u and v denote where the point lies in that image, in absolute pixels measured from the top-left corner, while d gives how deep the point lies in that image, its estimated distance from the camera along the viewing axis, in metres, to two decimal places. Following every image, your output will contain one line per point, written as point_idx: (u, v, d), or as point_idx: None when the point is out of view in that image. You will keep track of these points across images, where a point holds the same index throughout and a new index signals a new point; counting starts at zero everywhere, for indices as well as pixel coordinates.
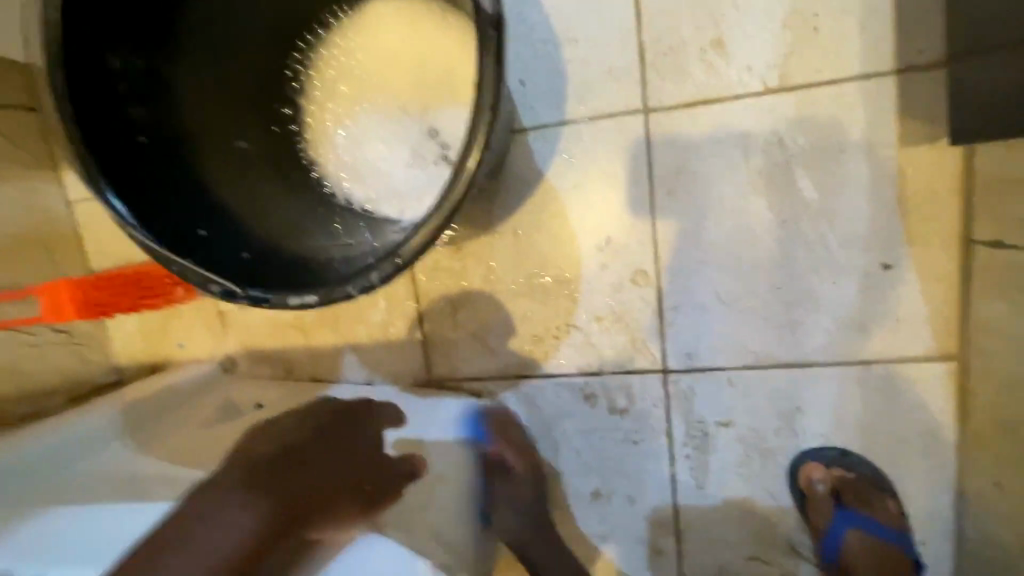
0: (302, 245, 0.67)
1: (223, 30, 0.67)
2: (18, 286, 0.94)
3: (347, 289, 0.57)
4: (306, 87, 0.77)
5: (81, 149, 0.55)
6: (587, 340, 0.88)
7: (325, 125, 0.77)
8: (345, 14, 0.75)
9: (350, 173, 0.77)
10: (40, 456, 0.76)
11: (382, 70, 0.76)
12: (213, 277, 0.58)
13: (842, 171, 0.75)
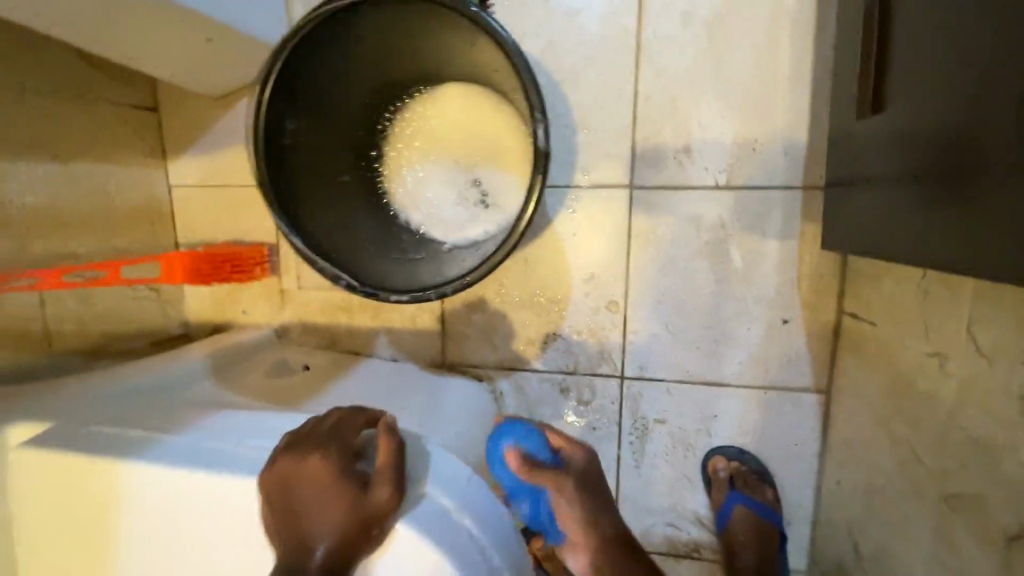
0: (386, 259, 0.98)
1: (348, 105, 0.98)
2: (127, 249, 1.18)
3: (427, 293, 0.88)
4: (391, 137, 1.04)
5: (267, 185, 0.87)
6: (568, 347, 1.17)
7: (398, 166, 1.05)
8: (424, 90, 1.02)
9: (412, 204, 1.05)
10: (158, 380, 0.99)
11: (445, 133, 1.04)
12: (341, 274, 0.90)
13: (762, 251, 1.06)
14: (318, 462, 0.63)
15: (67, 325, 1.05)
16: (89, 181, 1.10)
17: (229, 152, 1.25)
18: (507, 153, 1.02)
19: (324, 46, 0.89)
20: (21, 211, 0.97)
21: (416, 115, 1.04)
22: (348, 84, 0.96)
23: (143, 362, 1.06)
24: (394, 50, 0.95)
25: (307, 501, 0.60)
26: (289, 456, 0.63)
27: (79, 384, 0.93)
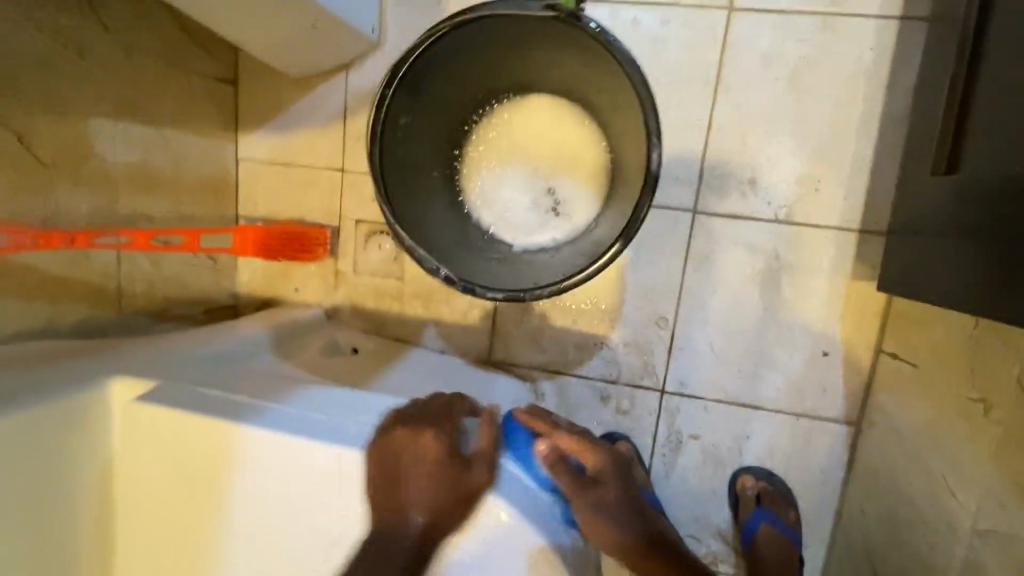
0: (463, 252, 1.01)
1: (449, 101, 1.00)
2: (195, 216, 1.20)
3: (521, 293, 0.87)
4: (475, 139, 1.08)
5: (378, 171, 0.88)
6: (613, 357, 1.22)
7: (478, 165, 1.09)
8: (513, 97, 1.06)
9: (486, 202, 1.10)
10: (231, 349, 1.01)
11: (530, 140, 1.09)
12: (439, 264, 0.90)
13: (811, 285, 1.11)
14: (428, 441, 0.72)
15: (137, 285, 1.07)
16: (171, 147, 1.12)
17: (302, 133, 1.28)
18: (585, 166, 1.07)
19: (455, 46, 0.90)
20: (111, 169, 0.99)
21: (503, 120, 1.08)
22: (457, 84, 0.98)
23: (202, 332, 1.06)
24: (505, 56, 0.97)
25: (415, 477, 0.68)
26: (401, 433, 0.72)
27: (147, 344, 0.94)
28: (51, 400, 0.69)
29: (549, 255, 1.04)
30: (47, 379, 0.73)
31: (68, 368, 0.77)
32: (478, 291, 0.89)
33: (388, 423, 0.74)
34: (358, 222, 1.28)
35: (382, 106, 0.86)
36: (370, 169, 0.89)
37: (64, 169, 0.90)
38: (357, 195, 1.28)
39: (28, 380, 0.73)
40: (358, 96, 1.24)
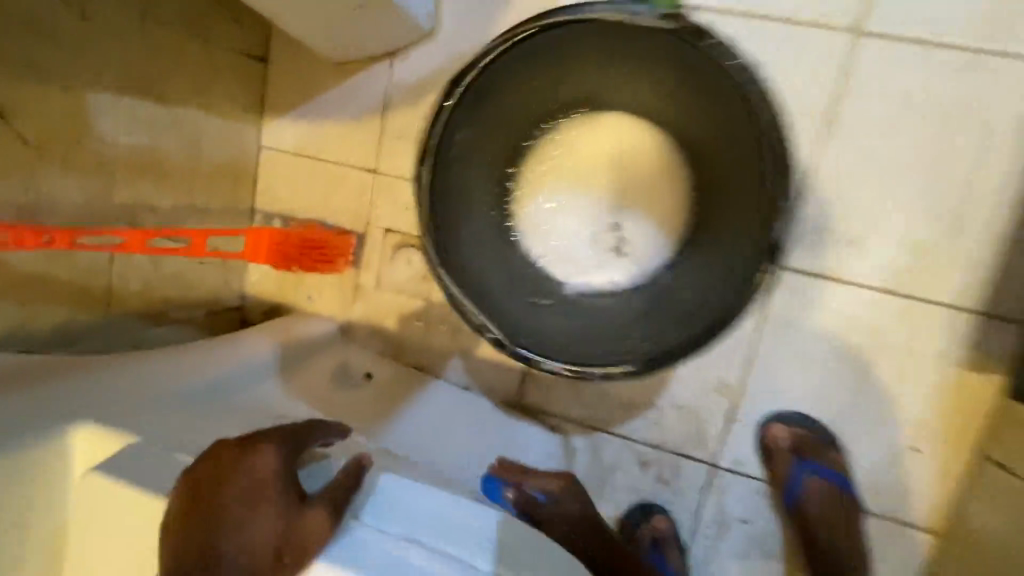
0: (513, 296, 0.81)
1: (515, 112, 0.80)
2: (206, 208, 1.06)
3: (590, 371, 0.69)
4: (533, 156, 0.90)
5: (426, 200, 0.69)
6: (661, 419, 1.07)
7: (534, 188, 0.93)
8: (584, 113, 0.89)
9: (540, 231, 0.93)
10: (226, 377, 0.87)
11: (597, 165, 0.93)
12: (490, 324, 0.71)
13: (906, 369, 0.95)
14: (228, 453, 0.58)
15: (130, 284, 0.93)
16: (184, 129, 0.97)
17: (335, 125, 1.13)
18: (658, 202, 0.91)
19: (539, 53, 0.72)
20: (110, 151, 0.85)
21: (567, 138, 0.91)
22: (532, 92, 0.79)
23: (195, 349, 0.92)
24: (596, 68, 0.79)
25: (244, 508, 0.54)
26: (228, 451, 0.58)
27: (129, 364, 0.79)
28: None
29: (615, 308, 0.85)
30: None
31: (28, 398, 0.64)
32: (535, 364, 0.69)
33: (220, 441, 0.60)
34: (387, 232, 1.14)
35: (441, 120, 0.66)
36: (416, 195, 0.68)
37: (52, 149, 0.76)
38: (389, 202, 1.13)
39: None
40: (402, 90, 1.09)
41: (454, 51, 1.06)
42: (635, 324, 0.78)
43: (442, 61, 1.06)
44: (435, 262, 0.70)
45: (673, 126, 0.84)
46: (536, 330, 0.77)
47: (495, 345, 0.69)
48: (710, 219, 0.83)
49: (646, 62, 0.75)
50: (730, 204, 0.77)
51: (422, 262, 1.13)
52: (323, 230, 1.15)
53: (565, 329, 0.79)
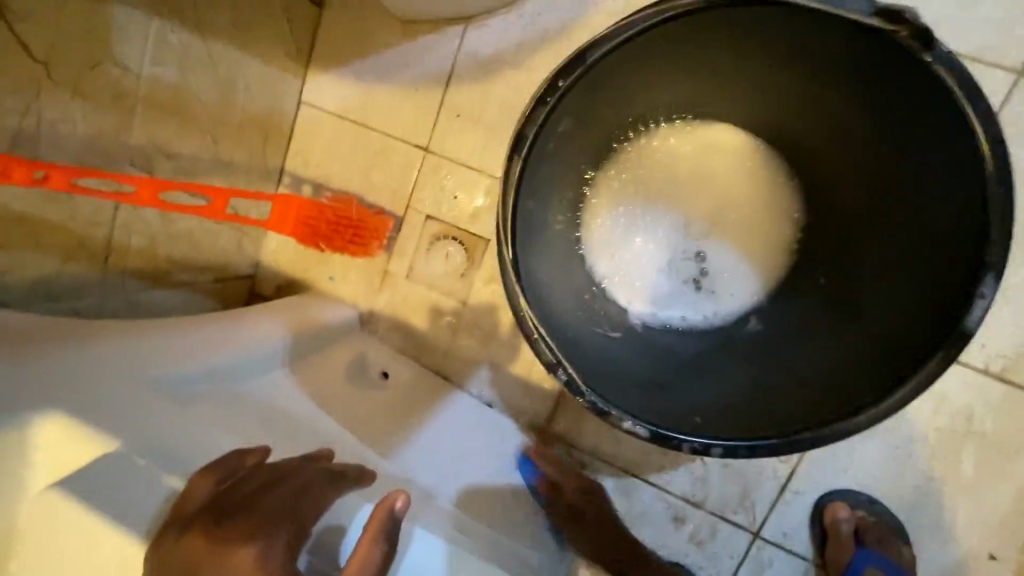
0: (581, 325, 0.66)
1: (622, 105, 0.65)
2: (230, 162, 0.93)
3: (682, 440, 0.53)
4: (619, 161, 0.75)
5: (513, 189, 0.52)
6: (705, 474, 0.95)
7: (613, 198, 0.78)
8: (690, 120, 0.74)
9: (610, 248, 0.78)
10: (225, 365, 0.74)
11: (690, 183, 0.80)
12: (564, 359, 0.55)
13: (1001, 467, 0.84)
14: (199, 547, 0.44)
15: (134, 239, 0.81)
16: (219, 71, 0.85)
17: (388, 91, 1.00)
18: (752, 236, 0.78)
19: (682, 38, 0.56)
20: (131, 85, 0.72)
21: (661, 145, 0.76)
22: (649, 85, 0.64)
23: (192, 327, 0.78)
24: (734, 66, 0.62)
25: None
26: (199, 543, 0.44)
27: (116, 336, 0.66)
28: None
29: (697, 356, 0.70)
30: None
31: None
32: (612, 420, 0.53)
33: (192, 516, 0.46)
34: (428, 219, 1.01)
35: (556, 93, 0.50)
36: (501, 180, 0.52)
37: (64, 73, 0.64)
38: (436, 186, 1.00)
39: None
40: (471, 63, 0.96)
41: (537, 26, 0.92)
42: (731, 384, 0.64)
43: (521, 36, 0.93)
44: (511, 275, 0.54)
45: (800, 148, 0.70)
46: (608, 371, 0.61)
47: (566, 390, 0.54)
48: (827, 266, 0.68)
49: (806, 67, 0.60)
50: (868, 257, 0.63)
51: (462, 258, 1.00)
52: (359, 208, 1.03)
53: (643, 378, 0.64)
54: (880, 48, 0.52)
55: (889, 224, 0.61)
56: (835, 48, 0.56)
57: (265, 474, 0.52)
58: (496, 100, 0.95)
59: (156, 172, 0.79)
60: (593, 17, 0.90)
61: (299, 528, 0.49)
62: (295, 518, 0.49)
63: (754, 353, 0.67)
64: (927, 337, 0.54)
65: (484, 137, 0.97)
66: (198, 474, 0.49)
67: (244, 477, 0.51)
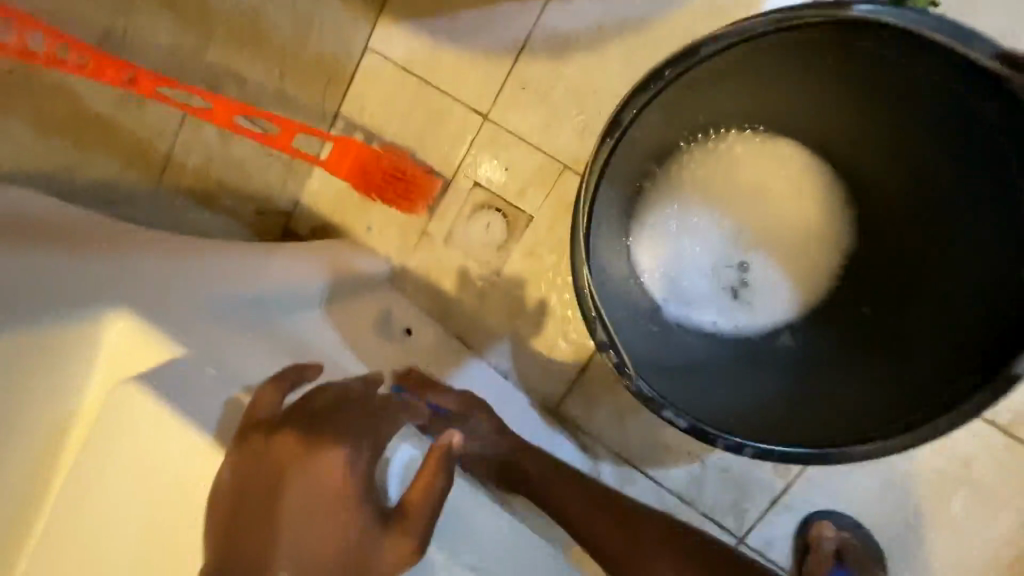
0: (627, 316, 0.68)
1: (703, 104, 0.65)
2: (291, 97, 0.92)
3: (718, 437, 0.56)
4: (682, 162, 0.75)
5: (597, 169, 0.54)
6: (702, 477, 0.98)
7: (672, 197, 0.77)
8: (761, 132, 0.73)
9: (662, 243, 0.78)
10: (270, 296, 0.75)
11: (747, 193, 0.79)
12: (617, 343, 0.57)
13: (991, 514, 0.88)
14: (292, 446, 0.49)
15: (191, 157, 0.82)
16: (298, 2, 0.84)
17: (457, 52, 0.99)
18: (795, 256, 0.79)
19: (788, 50, 0.56)
20: (218, 2, 0.72)
21: (726, 153, 0.76)
22: (739, 88, 0.63)
23: (234, 257, 0.79)
24: (824, 85, 0.62)
25: (306, 515, 0.48)
26: (292, 442, 0.49)
27: (172, 254, 0.68)
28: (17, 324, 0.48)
29: (730, 362, 0.72)
30: (27, 284, 0.51)
31: (67, 267, 0.54)
32: (654, 409, 0.56)
33: (279, 420, 0.50)
34: (475, 186, 1.02)
35: (658, 84, 0.51)
36: (589, 158, 0.53)
37: None
38: (490, 155, 1.00)
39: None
40: (546, 38, 0.95)
41: (619, 12, 0.92)
42: (765, 395, 0.66)
43: (602, 20, 0.92)
44: (581, 253, 0.56)
45: (864, 182, 0.71)
46: (649, 365, 0.64)
47: (616, 372, 0.56)
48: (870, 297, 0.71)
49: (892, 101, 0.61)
50: (916, 296, 0.65)
51: (502, 230, 1.01)
52: (410, 164, 1.02)
53: (680, 375, 0.66)
54: (975, 97, 0.53)
55: (945, 269, 0.63)
56: (930, 88, 0.56)
57: (334, 393, 0.56)
58: (565, 80, 0.95)
59: (224, 94, 0.79)
60: (678, 12, 0.89)
61: (376, 440, 0.53)
62: (371, 434, 0.53)
63: (788, 369, 0.69)
64: (965, 381, 0.57)
65: (546, 115, 0.97)
66: (267, 385, 0.53)
67: (313, 395, 0.55)
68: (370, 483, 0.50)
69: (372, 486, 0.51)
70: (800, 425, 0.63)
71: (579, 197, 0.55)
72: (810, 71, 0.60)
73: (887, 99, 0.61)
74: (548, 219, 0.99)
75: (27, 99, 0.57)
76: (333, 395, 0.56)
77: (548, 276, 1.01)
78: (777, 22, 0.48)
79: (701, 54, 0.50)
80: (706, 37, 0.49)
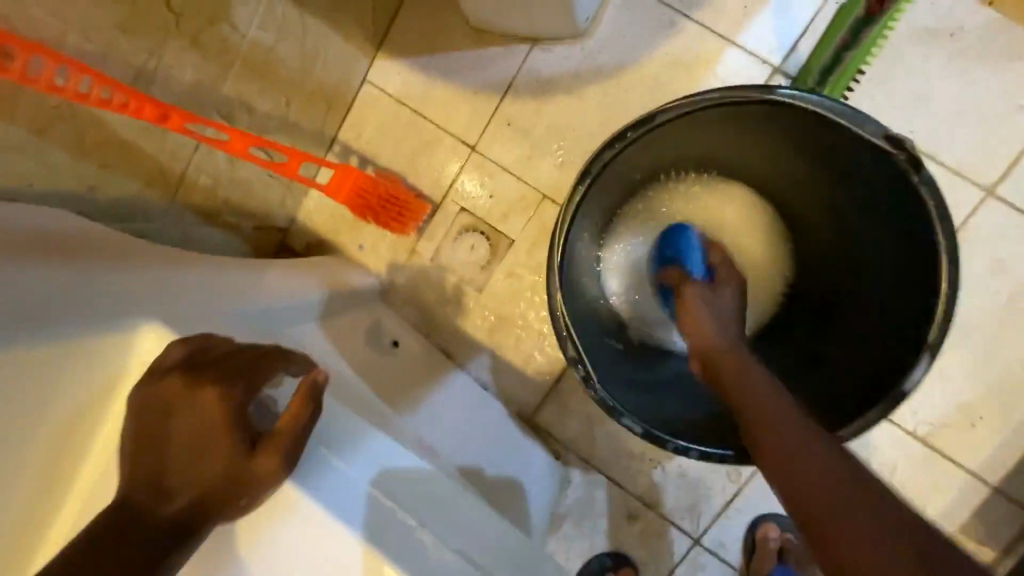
0: (594, 333, 0.77)
1: (662, 150, 0.76)
2: (294, 125, 1.00)
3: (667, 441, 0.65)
4: (643, 196, 0.86)
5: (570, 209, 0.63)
6: (663, 481, 1.08)
7: (637, 228, 0.87)
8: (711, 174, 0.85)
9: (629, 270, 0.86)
10: (275, 307, 0.82)
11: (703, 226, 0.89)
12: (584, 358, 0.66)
13: None
14: (176, 385, 0.52)
15: (201, 178, 0.89)
16: (306, 41, 0.92)
17: (448, 88, 1.08)
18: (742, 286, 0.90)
19: (731, 114, 0.67)
20: (235, 43, 0.80)
21: (683, 190, 0.86)
22: (693, 139, 0.74)
23: (239, 272, 0.86)
24: (763, 142, 0.73)
25: (183, 446, 0.52)
26: (175, 383, 0.52)
27: (181, 270, 0.74)
28: (55, 336, 0.53)
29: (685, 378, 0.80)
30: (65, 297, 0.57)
31: (94, 283, 0.60)
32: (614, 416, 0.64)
33: (169, 364, 0.53)
34: (461, 210, 1.11)
35: (622, 141, 0.61)
36: (564, 200, 0.62)
37: (188, 23, 0.71)
38: (476, 183, 1.09)
39: (32, 279, 0.56)
40: (530, 80, 1.05)
41: (595, 61, 1.03)
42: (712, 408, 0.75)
43: (580, 67, 1.03)
44: (555, 279, 0.65)
45: (802, 221, 0.83)
46: (610, 377, 0.72)
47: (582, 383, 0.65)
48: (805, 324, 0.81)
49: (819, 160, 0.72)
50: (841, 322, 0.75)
51: (485, 251, 1.10)
52: (405, 191, 1.10)
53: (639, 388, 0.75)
54: (876, 166, 0.64)
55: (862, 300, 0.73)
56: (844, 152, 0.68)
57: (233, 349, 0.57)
58: (546, 118, 1.05)
59: (235, 122, 0.86)
60: (646, 64, 1.01)
61: (253, 381, 0.54)
62: (252, 378, 0.55)
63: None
64: (873, 397, 0.67)
65: (528, 149, 1.07)
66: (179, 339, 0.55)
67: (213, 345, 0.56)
68: (243, 411, 0.53)
69: (245, 413, 0.53)
70: None
71: (554, 231, 0.64)
72: (751, 129, 0.71)
73: (813, 156, 0.72)
74: (528, 243, 1.09)
75: (66, 129, 0.64)
76: (231, 349, 0.57)
77: (527, 294, 1.10)
78: (718, 97, 0.58)
79: (658, 117, 0.60)
80: (661, 106, 0.59)
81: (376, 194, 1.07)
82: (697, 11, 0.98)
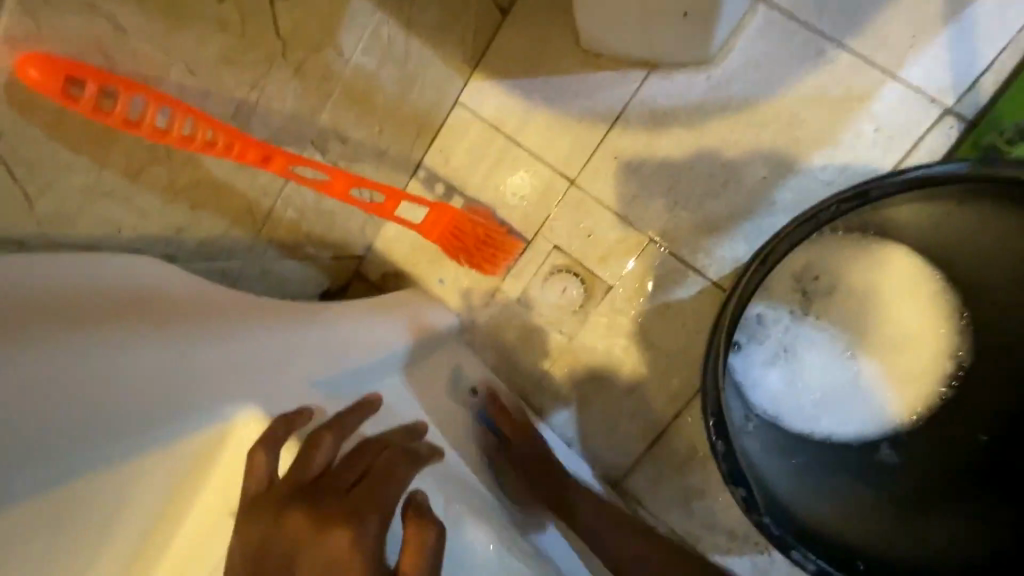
0: (738, 412, 0.71)
1: (854, 217, 0.67)
2: (383, 151, 0.92)
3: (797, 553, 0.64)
4: (807, 252, 0.75)
5: (749, 290, 0.58)
6: (769, 568, 0.95)
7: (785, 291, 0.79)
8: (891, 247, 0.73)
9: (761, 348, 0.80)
10: (371, 363, 0.75)
11: (866, 294, 0.78)
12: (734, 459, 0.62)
13: None
14: (303, 525, 0.49)
15: (289, 212, 0.81)
16: (407, 63, 0.84)
17: (549, 114, 0.98)
18: (913, 370, 0.78)
19: (941, 191, 0.60)
20: (339, 70, 0.72)
21: (854, 256, 0.75)
22: (891, 210, 0.66)
23: (338, 321, 0.80)
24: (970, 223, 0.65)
25: None
26: (299, 516, 0.50)
27: (270, 326, 0.68)
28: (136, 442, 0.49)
29: (821, 464, 0.75)
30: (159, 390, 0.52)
31: None
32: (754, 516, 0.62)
33: (285, 496, 0.51)
34: (554, 249, 1.00)
35: (824, 217, 0.56)
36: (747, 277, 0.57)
37: (296, 52, 0.63)
38: (574, 220, 0.99)
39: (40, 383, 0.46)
40: (643, 110, 0.94)
41: (722, 92, 0.90)
42: (852, 505, 0.71)
43: (703, 97, 0.91)
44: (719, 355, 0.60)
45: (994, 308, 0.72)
46: (758, 466, 0.67)
47: (727, 482, 0.62)
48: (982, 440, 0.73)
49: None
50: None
51: (580, 296, 0.99)
52: (500, 230, 1.01)
53: (805, 491, 0.70)
54: None
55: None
56: None
57: (331, 444, 0.55)
58: (659, 154, 0.94)
59: (329, 154, 0.78)
60: (783, 97, 0.88)
61: (377, 506, 0.53)
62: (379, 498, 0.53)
63: (907, 492, 0.73)
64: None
65: (636, 187, 0.95)
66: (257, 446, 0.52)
67: (317, 448, 0.54)
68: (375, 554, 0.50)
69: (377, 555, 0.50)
70: (881, 537, 0.69)
71: (731, 308, 0.58)
72: (960, 207, 0.64)
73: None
74: (629, 289, 0.98)
75: (160, 170, 0.58)
76: (331, 450, 0.54)
77: (623, 347, 0.99)
78: (940, 173, 0.55)
79: (872, 193, 0.56)
80: (877, 181, 0.55)
81: (472, 234, 1.01)
82: (853, 38, 0.85)
